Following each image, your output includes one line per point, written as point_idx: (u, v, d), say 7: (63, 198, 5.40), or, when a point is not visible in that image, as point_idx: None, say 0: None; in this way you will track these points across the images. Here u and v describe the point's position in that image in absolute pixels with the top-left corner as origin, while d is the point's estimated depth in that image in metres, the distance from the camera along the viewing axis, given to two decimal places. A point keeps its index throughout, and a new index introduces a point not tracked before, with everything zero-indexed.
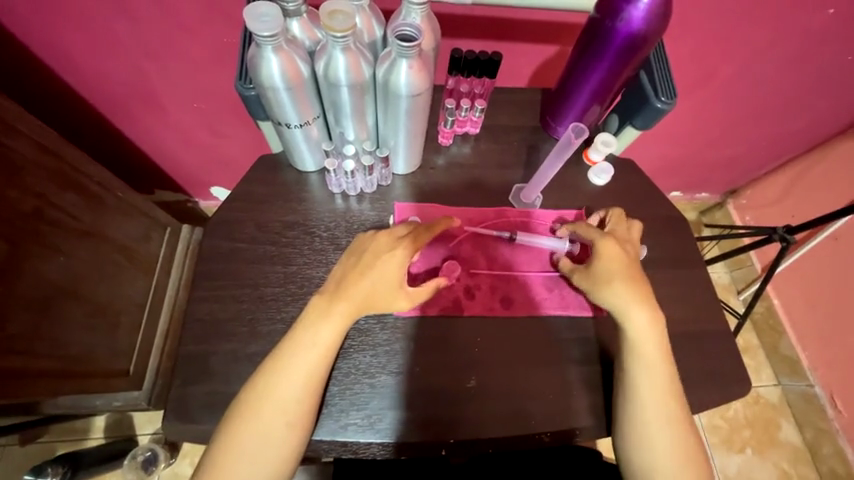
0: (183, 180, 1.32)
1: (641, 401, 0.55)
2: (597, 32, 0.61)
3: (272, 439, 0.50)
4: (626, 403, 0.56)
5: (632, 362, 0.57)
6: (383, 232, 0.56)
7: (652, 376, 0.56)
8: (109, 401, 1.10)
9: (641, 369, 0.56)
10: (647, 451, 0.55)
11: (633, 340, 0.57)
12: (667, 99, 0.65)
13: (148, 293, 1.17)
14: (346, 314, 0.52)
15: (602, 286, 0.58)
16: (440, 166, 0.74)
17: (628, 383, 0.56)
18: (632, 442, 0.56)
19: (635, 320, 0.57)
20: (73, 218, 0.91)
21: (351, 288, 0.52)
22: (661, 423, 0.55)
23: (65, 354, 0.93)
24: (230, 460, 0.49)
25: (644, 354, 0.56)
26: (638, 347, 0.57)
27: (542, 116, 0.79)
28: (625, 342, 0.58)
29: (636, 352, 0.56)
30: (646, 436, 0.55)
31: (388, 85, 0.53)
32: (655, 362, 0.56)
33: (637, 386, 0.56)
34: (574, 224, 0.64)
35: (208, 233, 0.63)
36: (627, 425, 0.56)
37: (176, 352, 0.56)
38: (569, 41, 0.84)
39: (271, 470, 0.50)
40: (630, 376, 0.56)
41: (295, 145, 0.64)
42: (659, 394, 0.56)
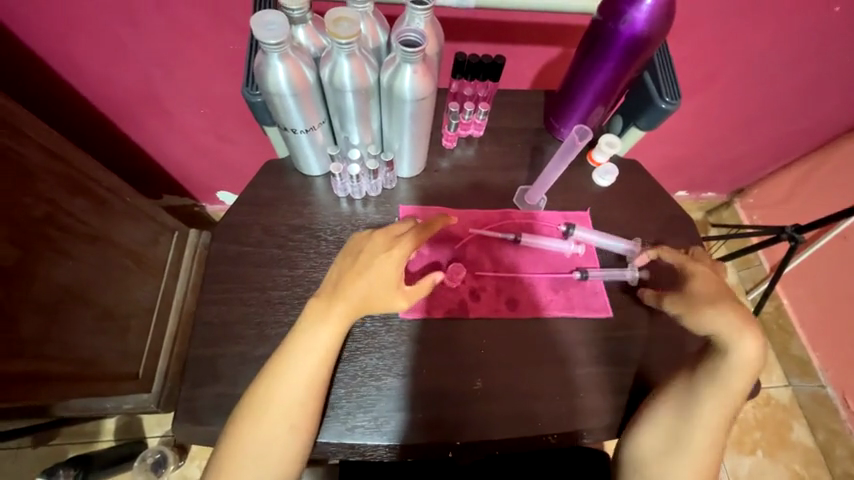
0: (190, 184, 1.34)
1: (690, 421, 0.55)
2: (601, 34, 0.61)
3: (279, 441, 0.50)
4: (663, 413, 0.56)
5: (703, 384, 0.56)
6: (379, 231, 0.56)
7: (715, 405, 0.55)
8: (119, 404, 1.12)
9: (709, 396, 0.55)
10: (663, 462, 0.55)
11: (728, 364, 0.55)
12: (672, 100, 0.65)
13: (157, 296, 1.19)
14: (344, 316, 0.52)
15: (704, 307, 0.57)
16: (445, 169, 0.74)
17: (682, 399, 0.56)
18: (647, 447, 0.56)
19: (743, 344, 0.54)
20: (83, 224, 0.93)
21: (349, 289, 0.52)
22: (696, 442, 0.55)
23: (76, 357, 0.94)
24: (239, 461, 0.50)
25: (725, 383, 0.55)
26: (724, 371, 0.55)
27: (546, 118, 0.79)
28: (715, 365, 0.56)
29: (713, 380, 0.55)
30: (675, 449, 0.55)
31: (392, 90, 0.53)
32: (730, 395, 0.55)
33: (696, 408, 0.55)
34: (660, 249, 0.64)
35: (216, 236, 0.64)
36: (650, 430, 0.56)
37: (185, 355, 0.56)
38: (572, 43, 0.85)
39: (279, 471, 0.50)
40: (693, 396, 0.56)
41: (301, 149, 0.64)
42: (713, 421, 0.55)
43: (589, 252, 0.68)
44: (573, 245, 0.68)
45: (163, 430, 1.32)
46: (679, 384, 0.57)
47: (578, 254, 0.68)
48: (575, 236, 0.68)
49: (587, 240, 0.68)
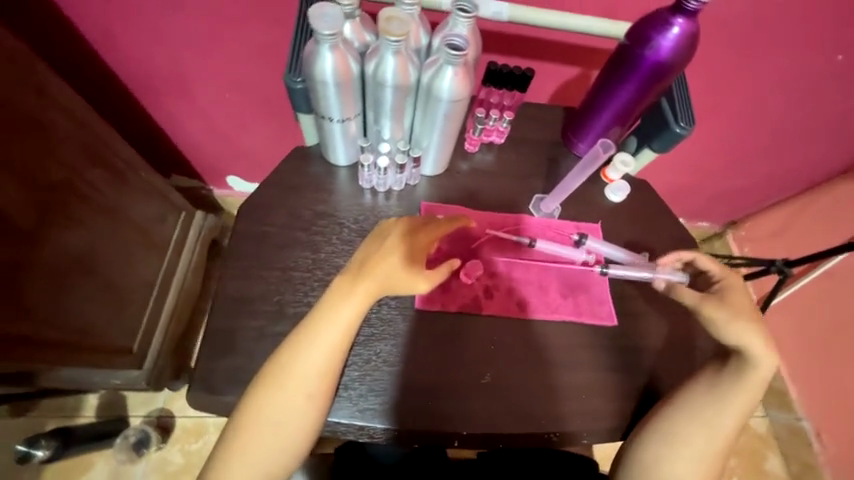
0: (200, 166, 1.34)
1: (710, 421, 0.59)
2: (627, 57, 0.65)
3: (294, 412, 0.52)
4: (685, 414, 0.60)
5: (725, 387, 0.60)
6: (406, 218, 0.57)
7: (734, 407, 0.60)
8: (108, 378, 1.11)
9: (730, 399, 0.60)
10: (674, 454, 0.60)
11: (745, 372, 0.60)
12: (686, 125, 0.70)
13: (158, 274, 1.18)
14: (365, 296, 0.54)
15: (737, 319, 0.60)
16: (465, 171, 0.77)
17: (705, 401, 0.60)
18: (662, 442, 0.60)
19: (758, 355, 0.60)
20: (97, 193, 0.93)
21: (372, 271, 0.54)
22: (710, 438, 0.60)
23: (74, 326, 0.93)
24: (256, 428, 0.52)
25: (743, 387, 0.60)
26: (743, 379, 0.60)
27: (564, 133, 0.82)
28: (735, 371, 0.61)
29: (736, 386, 0.60)
30: (690, 444, 0.60)
31: (431, 88, 0.56)
32: (746, 398, 0.60)
33: (717, 410, 0.60)
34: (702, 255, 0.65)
35: (242, 215, 0.66)
36: (668, 428, 0.60)
37: (204, 325, 0.58)
38: (592, 65, 0.89)
39: (295, 440, 0.52)
40: (716, 398, 0.60)
41: (332, 138, 0.67)
42: (729, 421, 0.60)
43: (598, 263, 0.71)
44: (584, 254, 0.70)
45: (147, 411, 1.30)
46: (702, 387, 0.61)
47: (588, 263, 0.70)
48: (586, 246, 0.71)
49: (597, 251, 0.71)
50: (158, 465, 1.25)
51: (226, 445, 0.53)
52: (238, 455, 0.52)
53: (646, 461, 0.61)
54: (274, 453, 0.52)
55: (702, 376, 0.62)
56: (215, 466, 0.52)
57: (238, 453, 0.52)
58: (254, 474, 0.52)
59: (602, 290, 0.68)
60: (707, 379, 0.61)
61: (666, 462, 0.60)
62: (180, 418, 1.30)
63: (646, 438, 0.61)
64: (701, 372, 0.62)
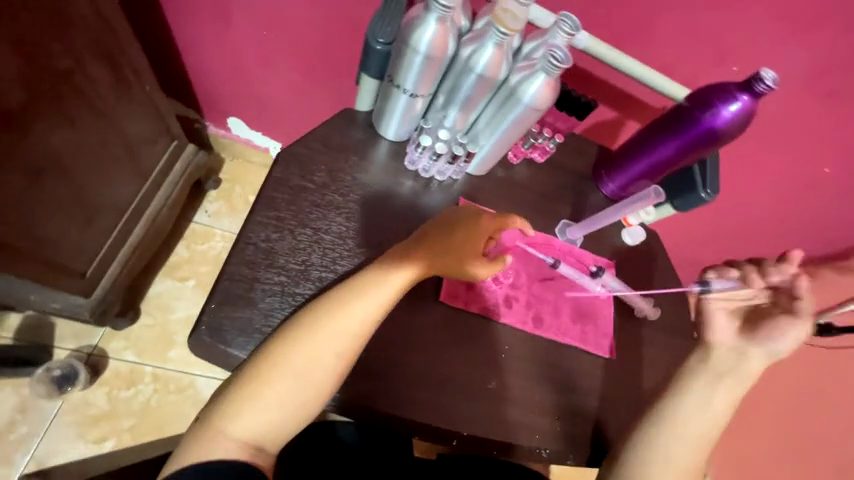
0: (205, 98, 1.24)
1: (696, 437, 0.59)
2: (687, 115, 0.69)
3: (318, 370, 0.49)
4: (670, 433, 0.58)
5: (716, 403, 0.59)
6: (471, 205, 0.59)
7: (721, 419, 0.59)
8: (45, 300, 0.94)
9: (718, 413, 0.59)
10: (662, 475, 0.58)
11: (744, 378, 0.60)
12: (711, 193, 0.75)
13: (134, 199, 1.06)
14: (417, 265, 0.56)
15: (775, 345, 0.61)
16: (501, 179, 0.76)
17: (692, 419, 0.59)
18: (647, 468, 0.57)
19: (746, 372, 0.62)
20: (97, 95, 0.84)
21: (431, 241, 0.56)
22: (696, 454, 0.59)
23: (31, 232, 0.82)
24: (271, 379, 0.48)
25: (729, 399, 0.60)
26: (737, 388, 0.60)
27: (596, 169, 0.84)
28: (735, 379, 0.60)
29: (722, 397, 0.59)
30: (675, 463, 0.58)
31: (516, 90, 0.58)
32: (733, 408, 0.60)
33: (704, 425, 0.59)
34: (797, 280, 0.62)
35: (280, 163, 0.62)
36: (650, 452, 0.58)
37: (224, 264, 0.54)
38: (632, 114, 0.93)
39: (308, 401, 0.49)
40: (704, 416, 0.59)
41: (393, 110, 0.65)
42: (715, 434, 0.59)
43: (608, 298, 0.73)
44: (598, 285, 0.73)
45: (78, 344, 1.16)
46: (690, 406, 0.59)
47: (599, 296, 0.73)
48: (601, 279, 0.74)
49: (609, 286, 0.74)
50: (78, 407, 1.11)
51: (236, 391, 0.48)
52: (251, 403, 0.48)
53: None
54: (288, 408, 0.49)
55: (691, 393, 0.60)
56: (220, 411, 0.48)
57: (251, 401, 0.48)
58: (259, 430, 0.48)
59: (607, 323, 0.71)
60: (697, 396, 0.60)
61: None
62: (114, 360, 1.17)
63: (631, 464, 0.58)
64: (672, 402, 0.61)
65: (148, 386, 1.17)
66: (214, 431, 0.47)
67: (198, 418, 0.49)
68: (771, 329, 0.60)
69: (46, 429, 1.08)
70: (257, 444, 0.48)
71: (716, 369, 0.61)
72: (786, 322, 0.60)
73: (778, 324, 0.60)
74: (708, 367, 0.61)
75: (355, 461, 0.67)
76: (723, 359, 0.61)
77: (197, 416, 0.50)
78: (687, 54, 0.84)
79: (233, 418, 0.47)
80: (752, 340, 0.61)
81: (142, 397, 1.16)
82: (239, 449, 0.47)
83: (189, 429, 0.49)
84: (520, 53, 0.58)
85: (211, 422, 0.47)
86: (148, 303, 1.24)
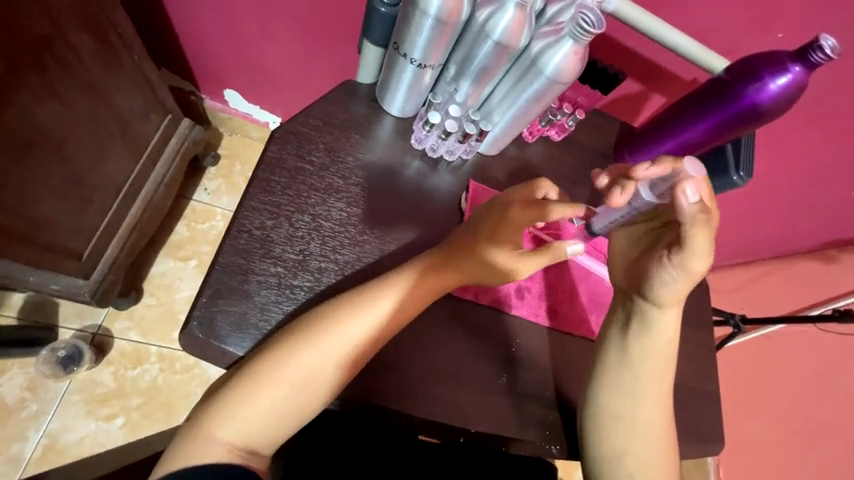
0: (199, 70, 1.17)
1: (634, 392, 0.56)
2: (726, 92, 0.63)
3: (320, 374, 0.47)
4: (609, 389, 0.56)
5: (635, 352, 0.56)
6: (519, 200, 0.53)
7: (657, 368, 0.56)
8: (45, 282, 0.91)
9: (642, 357, 0.56)
10: (618, 434, 0.56)
11: (648, 326, 0.55)
12: (745, 175, 0.68)
13: (129, 178, 1.02)
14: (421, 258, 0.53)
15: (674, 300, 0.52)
16: (516, 159, 0.70)
17: (615, 374, 0.56)
18: (598, 432, 0.56)
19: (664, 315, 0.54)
20: (83, 68, 0.78)
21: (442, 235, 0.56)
22: (644, 406, 0.56)
23: (24, 214, 0.79)
24: (267, 382, 0.46)
25: (647, 340, 0.55)
26: (644, 333, 0.55)
27: (618, 148, 0.77)
28: (639, 326, 0.55)
29: (639, 341, 0.55)
30: (625, 419, 0.56)
31: (539, 59, 0.52)
32: (659, 351, 0.56)
33: (632, 377, 0.56)
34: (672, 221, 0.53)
35: (276, 141, 0.57)
36: (591, 419, 0.56)
37: (216, 254, 0.50)
38: (658, 87, 0.85)
39: (307, 405, 0.47)
40: (624, 367, 0.56)
41: (399, 81, 0.59)
42: (655, 379, 0.56)
43: None
44: None
45: (83, 324, 1.16)
46: (605, 361, 0.57)
47: None
48: None
49: None
50: (87, 386, 1.12)
51: (231, 392, 0.46)
52: (245, 405, 0.45)
53: (593, 444, 0.56)
54: (285, 412, 0.46)
55: (606, 348, 0.57)
56: (212, 415, 0.45)
57: (244, 404, 0.45)
58: (254, 435, 0.46)
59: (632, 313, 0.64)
60: (609, 350, 0.57)
61: (609, 446, 0.56)
62: (119, 340, 1.17)
63: (586, 419, 0.56)
64: (600, 350, 0.58)
65: (154, 365, 1.17)
66: (206, 433, 0.45)
67: (189, 419, 0.47)
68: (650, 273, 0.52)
69: (56, 406, 1.10)
70: (251, 448, 0.46)
71: (619, 316, 0.57)
72: (653, 268, 0.52)
73: (667, 270, 0.51)
74: (611, 316, 0.59)
75: (359, 456, 0.64)
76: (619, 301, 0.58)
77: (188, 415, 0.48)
78: (726, 20, 0.75)
79: (225, 422, 0.45)
80: (648, 291, 0.53)
81: (149, 376, 1.16)
82: (230, 452, 0.45)
83: (179, 429, 0.47)
84: (543, 17, 0.52)
85: (200, 425, 0.45)
86: (150, 283, 1.22)
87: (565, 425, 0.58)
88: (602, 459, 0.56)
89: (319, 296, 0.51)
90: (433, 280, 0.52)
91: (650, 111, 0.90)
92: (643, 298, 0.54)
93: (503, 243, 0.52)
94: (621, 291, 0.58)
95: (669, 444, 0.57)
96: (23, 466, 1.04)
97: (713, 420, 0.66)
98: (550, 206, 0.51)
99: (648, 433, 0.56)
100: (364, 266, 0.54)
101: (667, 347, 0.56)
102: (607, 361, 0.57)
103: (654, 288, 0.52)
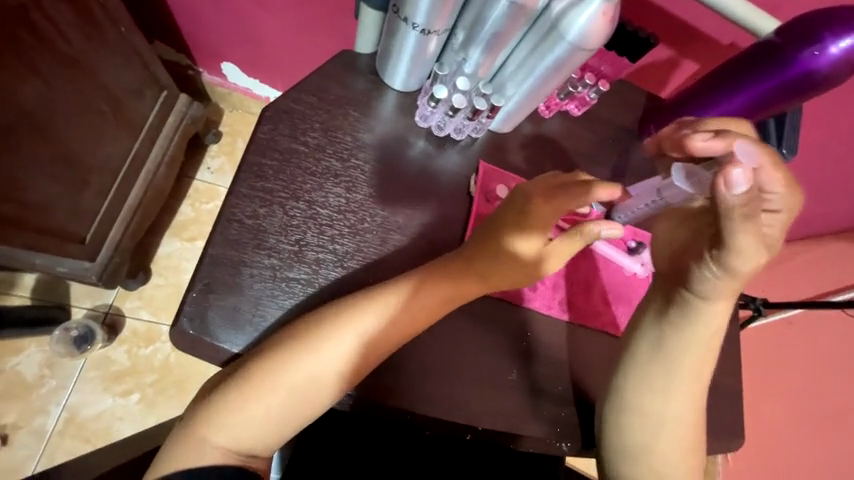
0: (194, 41, 1.10)
1: (665, 389, 0.52)
2: (777, 57, 0.55)
3: (318, 377, 0.44)
4: (636, 384, 0.53)
5: (671, 346, 0.52)
6: (545, 190, 0.51)
7: (692, 363, 0.52)
8: (50, 264, 0.91)
9: (678, 353, 0.52)
10: (643, 429, 0.53)
11: (688, 320, 0.50)
12: (789, 152, 0.62)
13: (126, 158, 0.99)
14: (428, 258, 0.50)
15: (721, 293, 0.48)
16: (530, 137, 0.64)
17: (646, 369, 0.52)
18: (621, 427, 0.53)
19: (708, 308, 0.50)
20: (64, 40, 0.73)
21: None
22: (676, 403, 0.52)
23: (17, 198, 0.77)
24: (262, 386, 0.43)
25: (687, 335, 0.51)
26: (683, 326, 0.51)
27: (643, 123, 0.69)
28: (678, 319, 0.51)
29: (677, 335, 0.51)
30: (652, 414, 0.53)
31: (560, 21, 0.45)
32: (698, 347, 0.51)
33: (666, 372, 0.52)
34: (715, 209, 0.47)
35: (267, 120, 0.53)
36: (613, 414, 0.53)
37: (205, 245, 0.47)
38: (692, 53, 0.77)
39: (305, 408, 0.45)
40: (657, 361, 0.52)
41: (401, 51, 0.53)
42: (692, 377, 0.52)
43: (647, 277, 0.63)
44: (637, 264, 0.63)
45: (93, 304, 1.17)
46: (635, 355, 0.53)
47: (637, 275, 0.63)
48: (640, 256, 0.63)
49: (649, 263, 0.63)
50: (101, 364, 1.14)
51: (224, 394, 0.44)
52: (240, 410, 0.43)
53: (616, 440, 0.53)
54: (281, 414, 0.44)
55: (637, 341, 0.53)
56: (205, 418, 0.43)
57: (237, 406, 0.43)
58: (249, 438, 0.44)
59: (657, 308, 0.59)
60: (641, 344, 0.53)
61: (633, 442, 0.53)
62: (130, 319, 1.18)
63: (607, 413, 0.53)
64: (628, 343, 0.54)
65: (165, 344, 1.18)
66: (199, 436, 0.43)
67: (183, 419, 0.46)
68: (694, 265, 0.48)
69: (74, 383, 1.12)
70: (248, 452, 0.44)
71: (655, 308, 0.53)
72: (696, 262, 0.48)
73: (713, 264, 0.46)
74: (646, 307, 0.54)
75: (366, 444, 0.63)
76: (656, 291, 0.54)
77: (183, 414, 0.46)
78: None
79: (219, 426, 0.43)
80: (693, 284, 0.49)
81: (161, 355, 1.18)
82: (224, 455, 0.43)
83: (174, 429, 0.45)
84: None
85: (194, 426, 0.44)
86: (157, 264, 1.22)
87: (581, 418, 0.55)
88: (626, 454, 0.53)
89: (316, 289, 0.48)
90: (450, 288, 0.49)
91: (680, 81, 0.81)
92: (685, 293, 0.50)
93: (530, 235, 0.50)
94: (660, 281, 0.53)
95: (697, 444, 0.53)
96: (47, 438, 1.08)
97: (733, 415, 0.62)
98: (594, 185, 0.50)
99: (678, 429, 0.53)
100: (363, 258, 0.51)
101: (710, 343, 0.52)
102: (638, 356, 0.53)
103: (699, 282, 0.48)
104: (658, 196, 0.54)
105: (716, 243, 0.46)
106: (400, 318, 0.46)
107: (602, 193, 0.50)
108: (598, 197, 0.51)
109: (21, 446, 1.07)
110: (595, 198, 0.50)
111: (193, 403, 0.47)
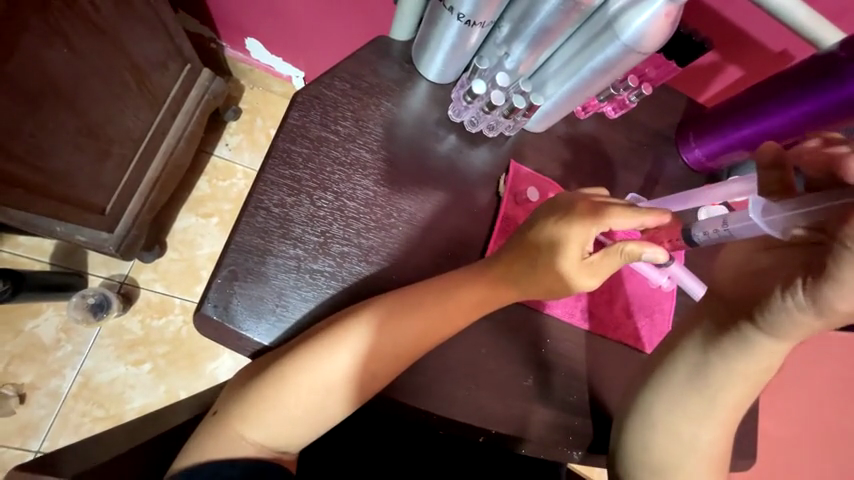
0: (219, 14, 1.08)
1: (698, 416, 0.50)
2: (836, 72, 0.52)
3: (344, 377, 0.44)
4: (666, 405, 0.50)
5: (713, 374, 0.49)
6: (584, 198, 0.50)
7: (729, 392, 0.49)
8: (71, 233, 0.89)
9: (719, 379, 0.49)
10: (666, 449, 0.51)
11: (744, 352, 0.47)
12: None
13: (148, 131, 0.98)
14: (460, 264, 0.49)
15: (795, 329, 0.44)
16: (563, 138, 0.62)
17: (680, 394, 0.50)
18: (640, 444, 0.51)
19: (768, 344, 0.46)
20: (93, 8, 0.72)
21: None
22: (705, 428, 0.50)
23: (42, 166, 0.77)
24: (290, 384, 0.43)
25: (733, 365, 0.48)
26: (736, 357, 0.48)
27: (682, 129, 0.67)
28: (734, 349, 0.48)
29: (724, 364, 0.48)
30: (677, 437, 0.50)
31: (616, 20, 0.43)
32: (744, 379, 0.48)
33: (703, 400, 0.49)
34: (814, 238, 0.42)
35: (297, 106, 0.51)
36: (635, 431, 0.51)
37: (231, 231, 0.46)
38: (737, 57, 0.73)
39: (331, 407, 0.45)
40: (694, 386, 0.49)
41: (440, 41, 0.51)
42: (726, 406, 0.49)
43: (673, 292, 0.62)
44: (663, 278, 0.61)
45: (110, 272, 1.19)
46: (670, 376, 0.51)
47: (662, 288, 0.62)
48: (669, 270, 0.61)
49: (676, 278, 0.62)
50: (115, 332, 1.16)
51: (255, 390, 0.44)
52: (272, 409, 0.44)
53: (634, 456, 0.51)
54: (307, 413, 0.45)
55: (675, 364, 0.51)
56: (239, 413, 0.44)
57: (268, 404, 0.44)
58: (278, 435, 0.45)
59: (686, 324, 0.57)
60: (682, 370, 0.50)
61: (651, 461, 0.51)
62: (145, 290, 1.20)
63: (628, 431, 0.51)
64: (659, 361, 0.52)
65: (178, 317, 1.20)
66: (231, 433, 0.44)
67: (215, 411, 0.47)
68: (766, 294, 0.45)
69: (89, 348, 1.15)
70: (279, 447, 0.45)
71: (699, 331, 0.50)
72: (777, 290, 0.44)
73: (800, 295, 0.42)
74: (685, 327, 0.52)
75: (379, 436, 0.64)
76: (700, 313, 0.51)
77: (212, 409, 0.47)
78: None
79: (253, 423, 0.44)
80: (766, 316, 0.45)
81: (173, 327, 1.19)
82: (260, 449, 0.45)
83: (207, 420, 0.47)
84: None
85: (225, 423, 0.45)
86: (173, 238, 1.23)
87: (598, 428, 0.54)
88: (645, 472, 0.51)
89: (340, 283, 0.47)
90: (487, 295, 0.48)
91: (720, 86, 0.78)
92: (758, 323, 0.46)
93: (570, 248, 0.47)
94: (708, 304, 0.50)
95: (720, 469, 0.52)
96: (62, 400, 1.11)
97: (744, 436, 0.61)
98: (606, 212, 0.47)
99: (701, 454, 0.50)
100: (389, 254, 0.50)
101: (755, 376, 0.48)
102: (674, 378, 0.50)
103: (769, 315, 0.44)
104: (724, 226, 0.50)
105: (815, 272, 0.41)
106: (427, 323, 0.46)
107: (617, 219, 0.47)
108: (645, 222, 0.48)
109: (37, 406, 1.10)
110: (623, 225, 0.47)
111: (222, 396, 0.48)
